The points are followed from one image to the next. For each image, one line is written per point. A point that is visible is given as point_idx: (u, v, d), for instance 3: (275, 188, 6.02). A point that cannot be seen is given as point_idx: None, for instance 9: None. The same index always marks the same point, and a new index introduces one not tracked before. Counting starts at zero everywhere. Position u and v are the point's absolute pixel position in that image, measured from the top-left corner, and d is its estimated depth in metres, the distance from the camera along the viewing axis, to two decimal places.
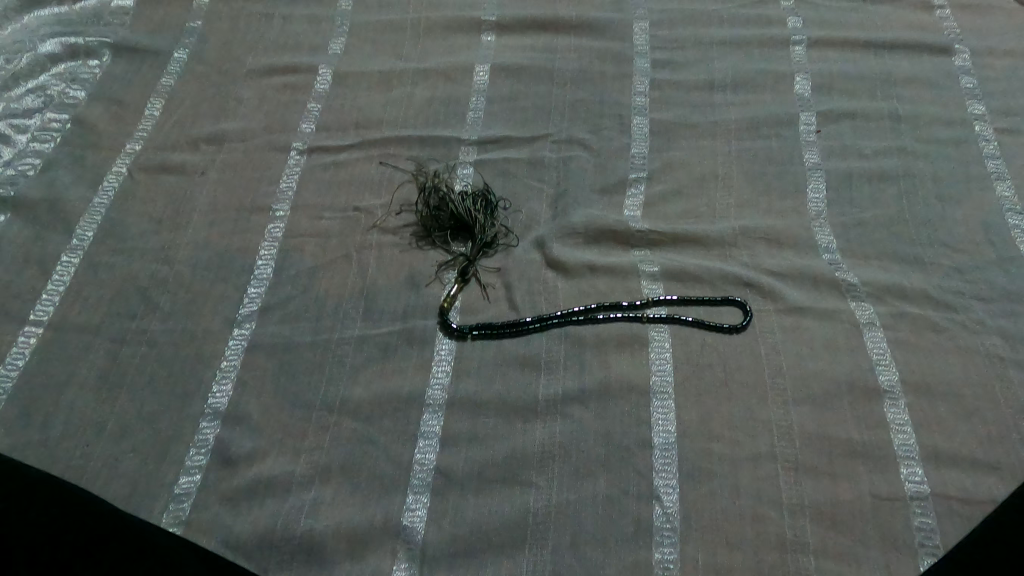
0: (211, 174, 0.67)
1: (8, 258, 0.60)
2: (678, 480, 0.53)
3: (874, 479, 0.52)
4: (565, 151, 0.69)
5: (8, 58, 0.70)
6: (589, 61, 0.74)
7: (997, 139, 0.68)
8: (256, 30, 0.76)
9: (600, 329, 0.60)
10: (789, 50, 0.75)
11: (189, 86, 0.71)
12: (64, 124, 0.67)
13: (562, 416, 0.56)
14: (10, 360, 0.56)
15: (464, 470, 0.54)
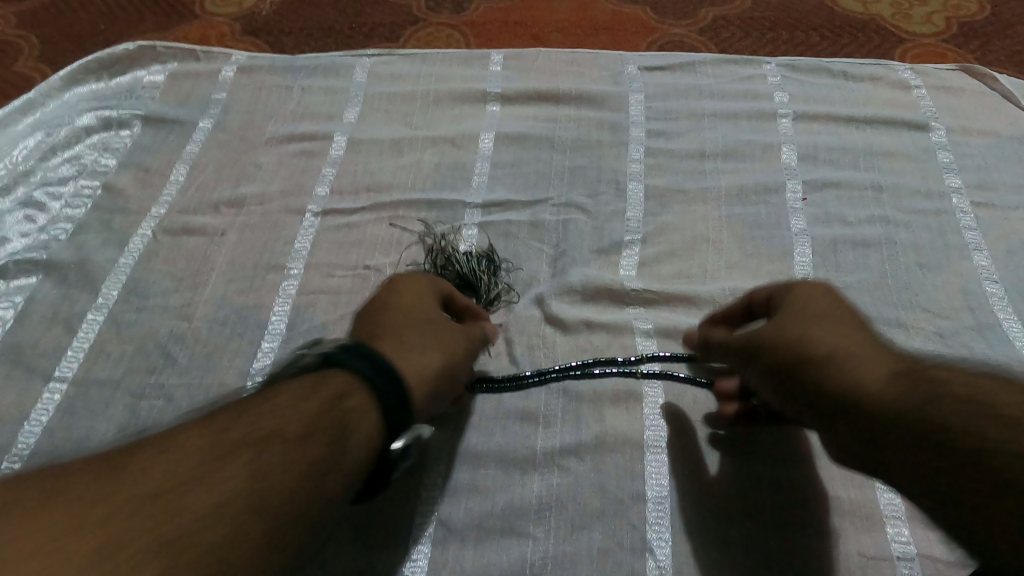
0: (230, 235, 0.70)
1: (40, 317, 0.64)
2: (672, 534, 0.54)
3: (860, 537, 0.53)
4: (564, 214, 0.72)
5: (49, 131, 0.77)
6: (588, 130, 0.77)
7: (974, 212, 0.69)
8: (276, 100, 0.80)
9: (599, 385, 0.61)
10: (777, 122, 0.77)
11: (211, 152, 0.76)
12: (95, 191, 0.73)
13: (559, 469, 0.57)
14: (35, 415, 0.59)
15: (464, 520, 0.55)
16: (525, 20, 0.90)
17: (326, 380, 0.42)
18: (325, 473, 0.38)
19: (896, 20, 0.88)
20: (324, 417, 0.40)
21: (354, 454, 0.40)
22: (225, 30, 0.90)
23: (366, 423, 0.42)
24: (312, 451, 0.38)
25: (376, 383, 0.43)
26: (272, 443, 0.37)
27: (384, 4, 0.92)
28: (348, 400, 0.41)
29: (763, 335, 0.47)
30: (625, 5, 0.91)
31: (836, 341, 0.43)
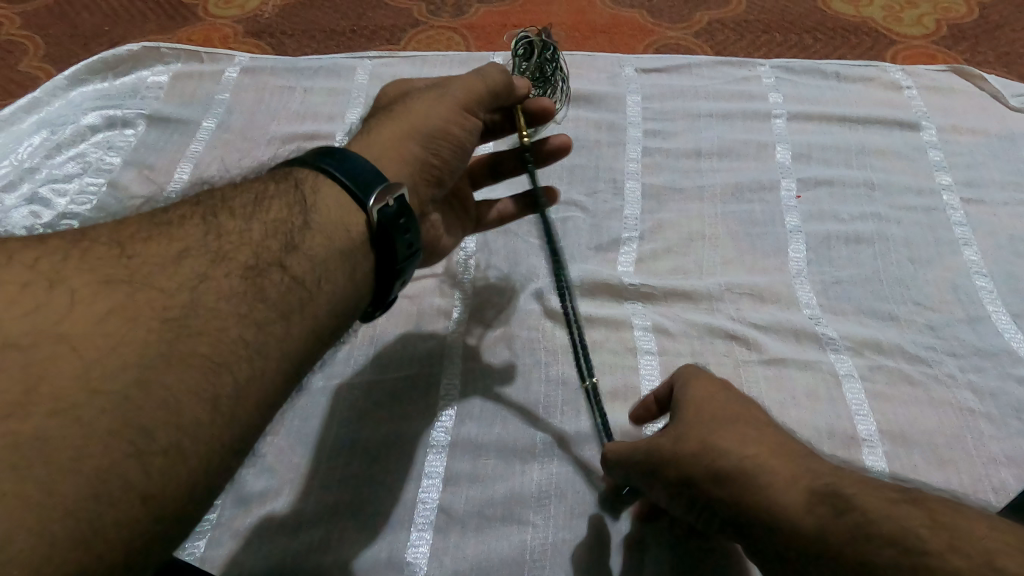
0: None
1: None
2: None
3: None
4: (562, 212, 0.73)
5: (55, 130, 0.78)
6: (586, 130, 0.79)
7: (964, 209, 0.70)
8: (279, 100, 0.81)
9: (598, 379, 0.62)
10: (770, 122, 0.78)
11: (215, 151, 0.77)
12: (100, 187, 0.73)
13: (559, 459, 0.58)
14: None
15: (463, 508, 0.56)
16: (523, 23, 0.91)
17: (268, 199, 0.46)
18: (295, 250, 0.44)
19: (887, 22, 0.90)
20: (280, 214, 0.46)
21: (329, 231, 0.46)
22: (228, 32, 0.91)
23: (334, 204, 0.47)
24: (267, 219, 0.45)
25: (352, 190, 0.47)
26: (194, 257, 0.41)
27: (385, 8, 0.94)
28: (304, 188, 0.47)
29: (669, 438, 0.46)
30: (622, 9, 0.93)
31: (742, 458, 0.42)
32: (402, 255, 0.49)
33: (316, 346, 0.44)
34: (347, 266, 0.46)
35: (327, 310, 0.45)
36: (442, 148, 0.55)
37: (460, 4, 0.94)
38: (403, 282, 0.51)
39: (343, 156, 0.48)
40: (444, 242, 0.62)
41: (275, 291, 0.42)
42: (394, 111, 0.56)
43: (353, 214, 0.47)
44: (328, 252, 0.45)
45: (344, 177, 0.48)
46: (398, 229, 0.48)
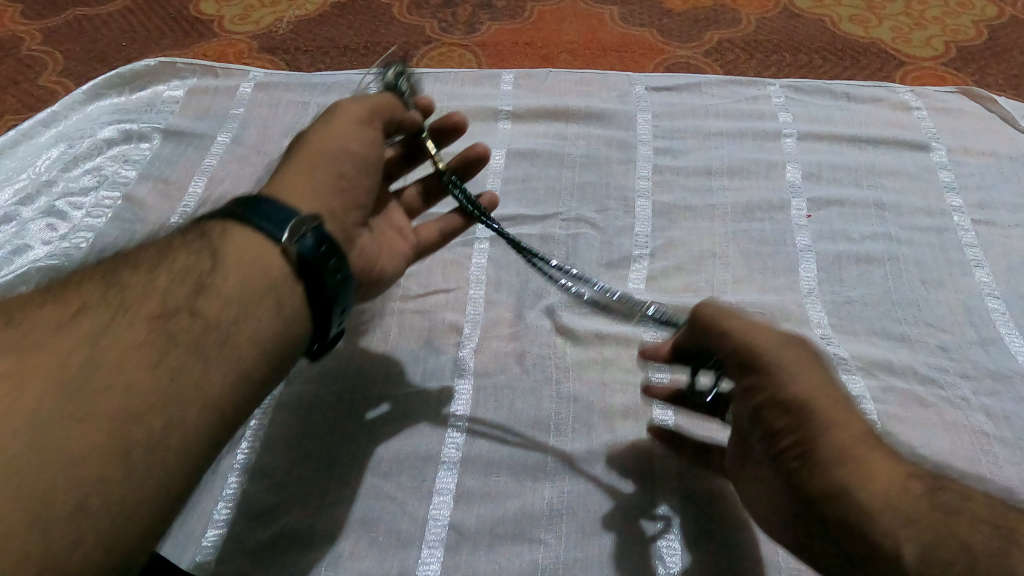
0: None
1: None
2: (682, 543, 0.54)
3: None
4: (574, 228, 0.73)
5: (72, 143, 0.79)
6: (597, 147, 0.79)
7: (975, 230, 0.71)
8: (292, 116, 0.82)
9: (609, 397, 0.62)
10: (781, 141, 0.78)
11: (229, 165, 0.77)
12: (115, 201, 0.74)
13: (570, 477, 0.58)
14: None
15: (475, 526, 0.56)
16: (534, 41, 0.92)
17: (174, 250, 0.48)
18: (205, 294, 0.46)
19: (895, 43, 0.90)
20: (187, 263, 0.47)
21: (244, 269, 0.47)
22: (243, 48, 0.92)
23: (245, 243, 0.48)
24: (172, 267, 0.47)
25: (260, 226, 0.49)
26: (94, 321, 0.43)
27: (398, 25, 0.95)
28: (210, 233, 0.49)
29: (788, 378, 0.46)
30: (633, 28, 0.93)
31: (848, 458, 0.43)
32: (333, 283, 0.50)
33: (247, 382, 0.45)
34: (270, 300, 0.47)
35: (253, 346, 0.46)
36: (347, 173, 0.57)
37: (471, 22, 0.95)
38: (342, 312, 0.52)
39: (251, 201, 0.50)
40: (382, 266, 0.61)
41: (184, 334, 0.44)
42: (296, 153, 0.57)
43: (269, 253, 0.49)
44: (244, 292, 0.47)
45: (253, 219, 0.49)
46: (322, 258, 0.49)
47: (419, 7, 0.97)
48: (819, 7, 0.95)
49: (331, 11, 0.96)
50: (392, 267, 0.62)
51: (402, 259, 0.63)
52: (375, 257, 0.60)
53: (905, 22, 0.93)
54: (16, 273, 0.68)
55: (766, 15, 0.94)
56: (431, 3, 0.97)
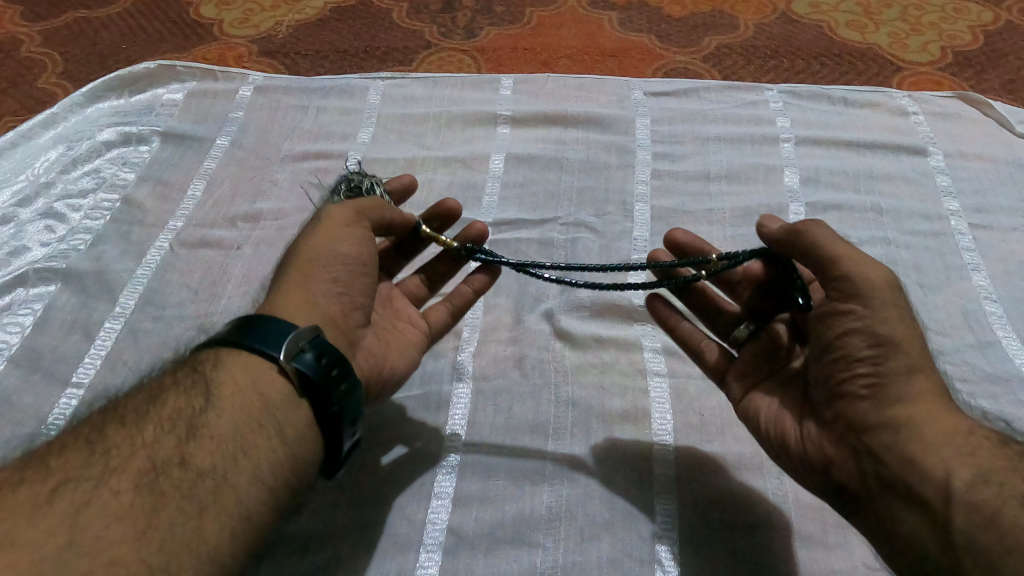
0: (247, 249, 0.71)
1: (57, 323, 0.65)
2: (680, 547, 0.54)
3: (861, 550, 0.54)
4: (572, 233, 0.73)
5: (71, 145, 0.79)
6: (596, 152, 0.79)
7: (972, 234, 0.71)
8: (291, 119, 0.82)
9: (608, 401, 0.62)
10: (778, 147, 0.79)
11: (228, 169, 0.77)
12: (114, 203, 0.74)
13: (569, 480, 0.57)
14: (51, 421, 0.59)
15: (473, 530, 0.56)
16: (534, 47, 0.92)
17: (163, 393, 0.46)
18: (198, 437, 0.44)
19: (892, 48, 0.91)
20: (179, 405, 0.46)
21: (240, 402, 0.46)
22: (242, 51, 0.92)
23: (241, 372, 0.48)
24: (167, 410, 0.45)
25: (257, 348, 0.48)
26: (74, 487, 0.40)
27: (397, 30, 0.95)
28: (204, 368, 0.48)
29: (884, 315, 0.48)
30: (632, 34, 0.94)
31: (921, 403, 0.45)
32: (338, 397, 0.48)
33: (246, 527, 0.43)
34: (268, 432, 0.46)
35: (250, 485, 0.44)
36: (339, 275, 0.55)
37: (471, 27, 0.95)
38: (356, 422, 0.50)
39: (244, 323, 0.49)
40: (394, 363, 0.57)
41: (180, 484, 0.42)
42: (287, 267, 0.55)
43: (268, 377, 0.48)
44: (242, 428, 0.46)
45: (249, 343, 0.48)
46: (330, 379, 0.47)
47: (418, 12, 0.97)
48: (817, 13, 0.96)
49: (330, 16, 0.96)
50: (406, 361, 0.58)
51: (415, 351, 0.60)
52: (383, 356, 0.57)
53: (902, 28, 0.94)
54: (13, 275, 0.68)
55: (763, 21, 0.95)
56: (430, 8, 0.98)
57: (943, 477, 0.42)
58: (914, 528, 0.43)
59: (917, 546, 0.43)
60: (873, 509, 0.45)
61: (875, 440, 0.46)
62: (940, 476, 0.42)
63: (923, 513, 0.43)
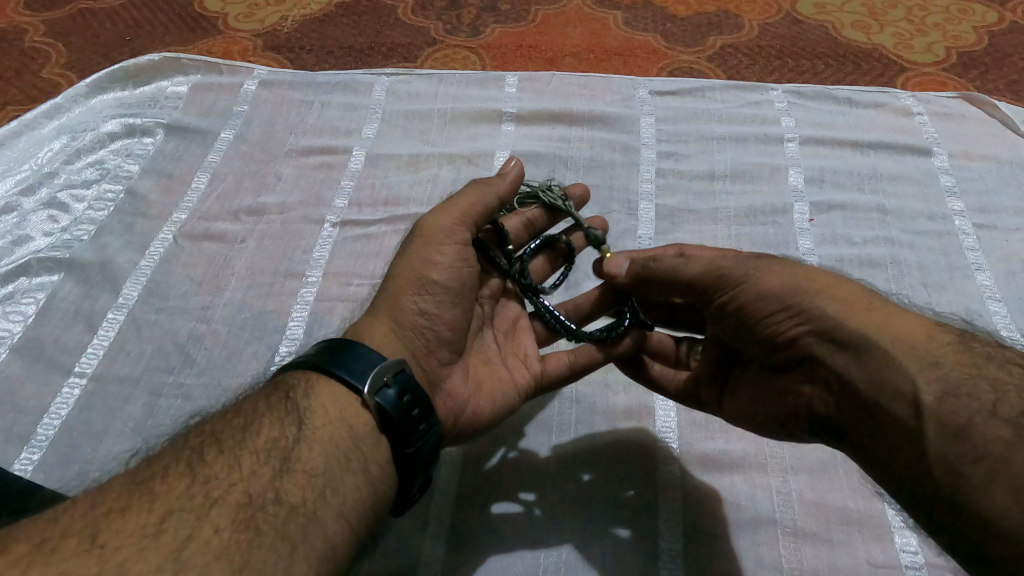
0: (250, 243, 0.71)
1: (60, 313, 0.65)
2: (684, 543, 0.53)
3: (869, 548, 0.53)
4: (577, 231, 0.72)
5: (74, 136, 0.79)
6: (600, 150, 0.79)
7: (976, 234, 0.71)
8: (296, 114, 0.82)
9: (612, 398, 0.61)
10: (783, 146, 0.78)
11: (232, 162, 0.77)
12: (118, 194, 0.74)
13: (573, 477, 0.57)
14: (53, 410, 0.59)
15: (477, 523, 0.54)
16: (539, 44, 0.92)
17: (256, 421, 0.44)
18: (291, 471, 0.42)
19: (898, 49, 0.91)
20: (273, 434, 0.44)
21: (330, 432, 0.45)
22: (247, 46, 0.92)
23: (331, 401, 0.46)
24: (260, 439, 0.43)
25: (347, 379, 0.46)
26: (180, 519, 0.37)
27: (402, 27, 0.95)
28: (295, 395, 0.46)
29: (753, 274, 0.47)
30: (637, 33, 0.94)
31: (857, 315, 0.44)
32: (417, 436, 0.46)
33: (332, 567, 0.40)
34: (355, 468, 0.44)
35: (338, 522, 0.42)
36: (428, 308, 0.53)
37: (476, 25, 0.95)
38: (431, 462, 0.48)
39: (336, 348, 0.47)
40: (478, 404, 0.54)
41: (274, 524, 0.39)
42: (382, 293, 0.54)
43: (355, 408, 0.46)
44: (329, 459, 0.44)
45: (339, 372, 0.46)
46: (411, 419, 0.46)
47: (423, 9, 0.97)
48: (822, 14, 0.96)
49: (335, 12, 0.96)
50: (492, 407, 0.55)
51: (511, 392, 0.56)
52: (468, 396, 0.54)
53: (906, 29, 0.94)
54: (17, 262, 0.68)
55: (768, 21, 0.95)
56: (436, 6, 0.98)
57: (911, 391, 0.41)
58: (903, 469, 0.41)
59: (902, 481, 0.41)
60: (859, 438, 0.44)
61: (847, 387, 0.43)
62: (906, 406, 0.41)
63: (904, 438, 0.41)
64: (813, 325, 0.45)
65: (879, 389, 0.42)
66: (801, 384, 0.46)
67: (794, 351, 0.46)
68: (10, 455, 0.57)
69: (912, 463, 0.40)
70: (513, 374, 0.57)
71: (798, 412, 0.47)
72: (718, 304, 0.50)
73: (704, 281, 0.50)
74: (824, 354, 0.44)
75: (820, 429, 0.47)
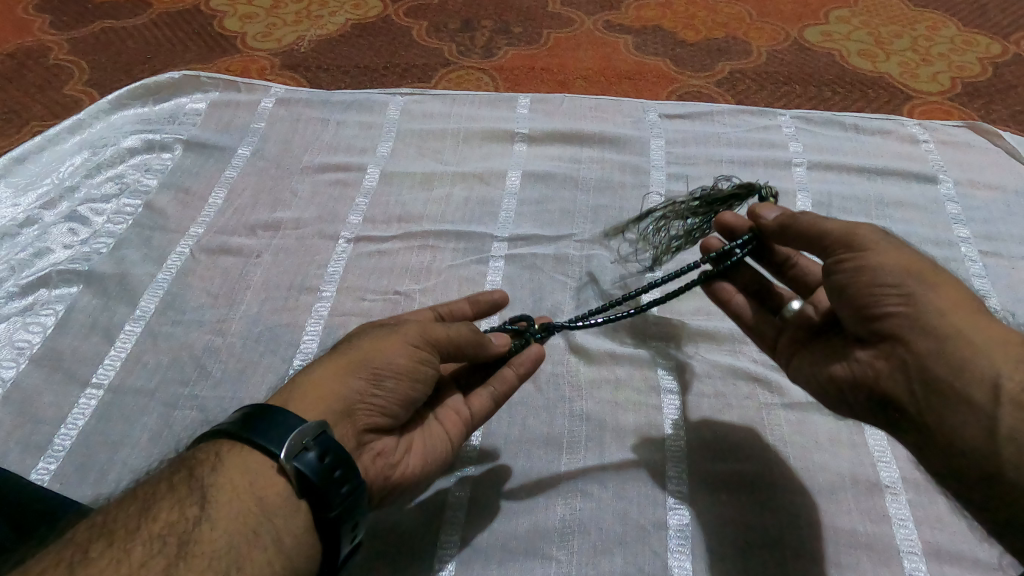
0: (266, 257, 0.72)
1: (79, 325, 0.66)
2: (692, 562, 0.53)
3: (877, 570, 0.53)
4: (587, 250, 0.73)
5: (95, 151, 0.80)
6: (611, 171, 0.80)
7: (982, 261, 0.72)
8: (312, 131, 0.83)
9: (622, 416, 0.62)
10: (791, 170, 0.80)
11: (249, 177, 0.78)
12: (136, 208, 0.75)
13: (582, 493, 0.57)
14: (70, 420, 0.60)
15: (488, 539, 0.55)
16: (551, 67, 0.94)
17: (155, 506, 0.42)
18: (189, 555, 0.39)
19: (903, 77, 0.93)
20: (171, 517, 0.41)
21: (236, 509, 0.42)
22: (264, 64, 0.93)
23: (239, 475, 0.43)
24: (155, 523, 0.40)
25: (261, 445, 0.44)
26: None
27: (416, 48, 0.97)
28: (200, 471, 0.43)
29: (879, 249, 0.49)
30: (647, 57, 0.96)
31: (957, 311, 0.45)
32: (338, 500, 0.43)
33: None
34: (263, 541, 0.42)
35: None
36: (387, 386, 0.50)
37: (489, 46, 0.97)
38: (356, 525, 0.45)
39: (252, 414, 0.45)
40: (408, 463, 0.51)
41: None
42: (341, 352, 0.51)
43: (267, 477, 0.44)
44: (233, 536, 0.41)
45: (254, 437, 0.44)
46: (331, 482, 0.43)
47: (438, 31, 0.99)
48: (828, 41, 0.98)
49: (351, 32, 0.98)
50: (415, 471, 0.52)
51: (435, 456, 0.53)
52: (398, 455, 0.51)
53: (912, 58, 0.96)
54: (38, 274, 0.69)
55: (776, 48, 0.97)
56: (449, 28, 1.00)
57: (993, 378, 0.42)
58: (962, 449, 0.43)
59: (958, 458, 0.43)
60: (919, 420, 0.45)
61: (924, 369, 0.45)
62: (985, 392, 0.42)
63: (972, 418, 0.42)
64: (911, 306, 0.46)
65: (964, 373, 0.43)
66: (874, 358, 0.47)
67: (880, 328, 0.47)
68: (29, 464, 0.57)
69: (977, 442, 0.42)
70: (444, 431, 0.53)
71: (859, 386, 0.48)
72: (832, 266, 0.51)
73: (834, 243, 0.51)
74: (910, 334, 0.46)
75: (873, 404, 0.48)
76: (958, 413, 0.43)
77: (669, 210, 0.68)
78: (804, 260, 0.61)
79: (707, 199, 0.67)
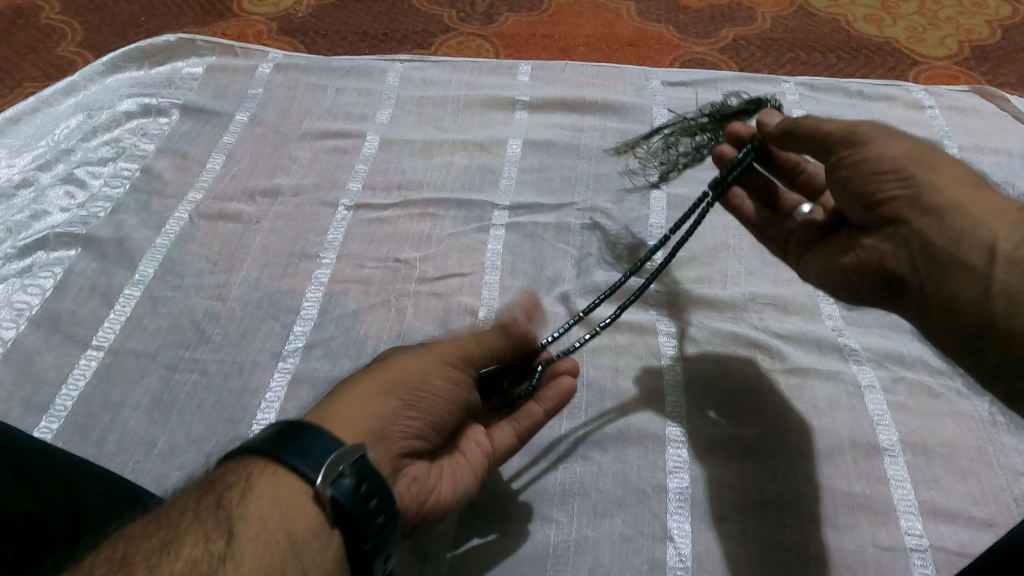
0: (265, 223, 0.71)
1: (77, 287, 0.65)
2: (690, 523, 0.53)
3: (876, 532, 0.53)
4: (589, 218, 0.72)
5: (91, 115, 0.79)
6: (612, 139, 0.79)
7: None
8: (311, 98, 0.82)
9: (623, 382, 0.61)
10: None
11: (247, 144, 0.77)
12: (134, 172, 0.74)
13: (582, 458, 0.57)
14: (70, 383, 0.59)
15: (488, 501, 0.55)
16: (551, 35, 0.93)
17: (177, 539, 0.38)
18: None
19: (909, 43, 0.92)
20: (195, 554, 0.38)
21: (261, 548, 0.39)
22: (262, 29, 0.92)
23: (270, 504, 0.40)
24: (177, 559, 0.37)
25: (297, 468, 0.40)
26: None
27: (416, 14, 0.95)
28: (228, 501, 0.40)
29: (881, 140, 0.48)
30: (650, 24, 0.95)
31: (957, 187, 0.45)
32: (373, 532, 0.40)
33: None
34: None
35: None
36: (421, 408, 0.48)
37: (490, 13, 0.96)
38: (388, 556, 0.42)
39: (287, 431, 0.41)
40: (441, 490, 0.48)
41: None
42: (367, 372, 0.48)
43: (300, 506, 0.40)
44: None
45: (288, 458, 0.40)
46: (367, 512, 0.40)
47: None
48: (835, 7, 0.97)
49: None
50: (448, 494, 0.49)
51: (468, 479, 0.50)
52: (432, 482, 0.48)
53: (919, 23, 0.95)
54: (36, 236, 0.69)
55: (781, 14, 0.96)
56: None
57: (990, 242, 0.42)
58: (959, 310, 0.43)
59: (954, 319, 0.43)
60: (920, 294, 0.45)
61: (926, 244, 0.44)
62: (982, 255, 0.42)
63: (969, 281, 0.42)
64: (912, 187, 0.46)
65: (962, 242, 0.43)
66: (879, 242, 0.47)
67: (884, 214, 0.47)
68: (30, 424, 0.57)
69: (971, 305, 0.42)
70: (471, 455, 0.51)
71: (866, 270, 0.48)
72: (834, 165, 0.50)
73: (833, 142, 0.50)
74: (912, 215, 0.45)
75: (881, 286, 0.48)
76: (953, 278, 0.43)
77: (681, 126, 0.67)
78: (812, 165, 0.61)
79: (719, 114, 0.66)
